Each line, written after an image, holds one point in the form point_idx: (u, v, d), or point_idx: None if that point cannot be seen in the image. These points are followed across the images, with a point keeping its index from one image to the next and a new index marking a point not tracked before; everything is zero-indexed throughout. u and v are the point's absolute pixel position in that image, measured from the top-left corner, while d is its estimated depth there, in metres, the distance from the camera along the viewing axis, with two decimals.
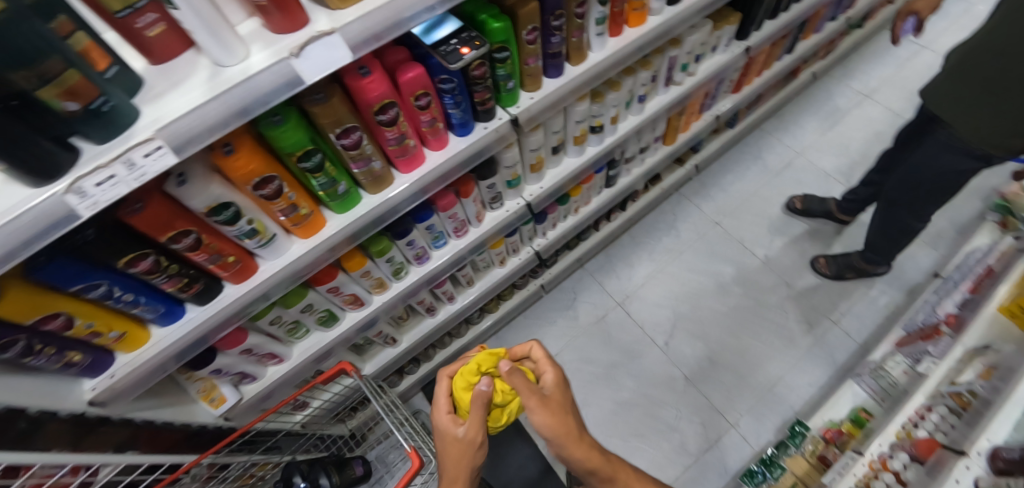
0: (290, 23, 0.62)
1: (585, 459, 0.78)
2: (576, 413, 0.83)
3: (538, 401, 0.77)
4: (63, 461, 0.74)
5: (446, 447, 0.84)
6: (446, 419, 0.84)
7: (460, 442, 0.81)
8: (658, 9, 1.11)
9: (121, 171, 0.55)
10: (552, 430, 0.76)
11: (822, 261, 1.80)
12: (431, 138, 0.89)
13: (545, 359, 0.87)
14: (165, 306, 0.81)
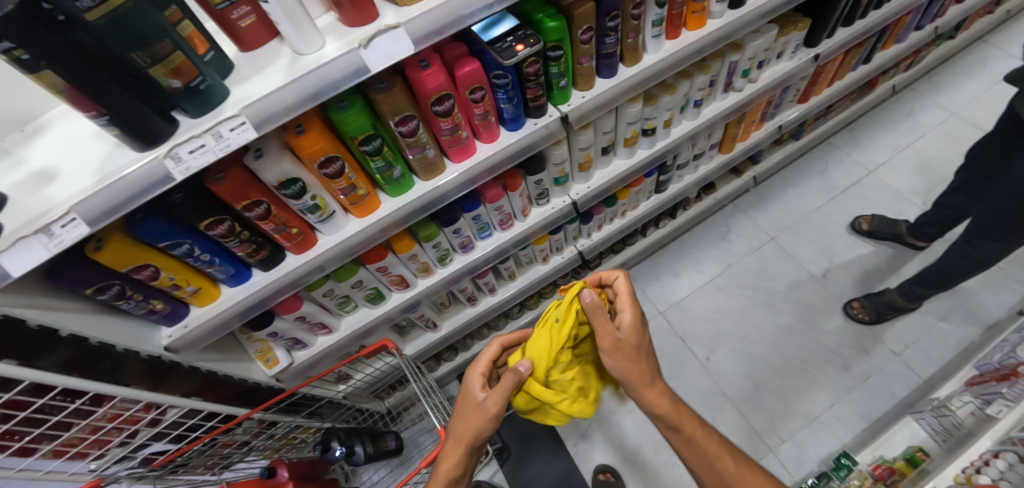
0: (361, 17, 0.68)
1: (655, 402, 0.82)
2: (648, 359, 0.84)
3: (610, 345, 0.82)
4: (137, 397, 0.86)
5: (464, 407, 0.87)
6: (477, 379, 0.88)
7: (479, 409, 0.84)
8: (718, 13, 1.10)
9: (210, 142, 0.63)
10: (623, 371, 0.82)
11: (856, 306, 1.67)
12: (483, 131, 0.93)
13: (626, 296, 0.86)
14: (235, 268, 0.90)
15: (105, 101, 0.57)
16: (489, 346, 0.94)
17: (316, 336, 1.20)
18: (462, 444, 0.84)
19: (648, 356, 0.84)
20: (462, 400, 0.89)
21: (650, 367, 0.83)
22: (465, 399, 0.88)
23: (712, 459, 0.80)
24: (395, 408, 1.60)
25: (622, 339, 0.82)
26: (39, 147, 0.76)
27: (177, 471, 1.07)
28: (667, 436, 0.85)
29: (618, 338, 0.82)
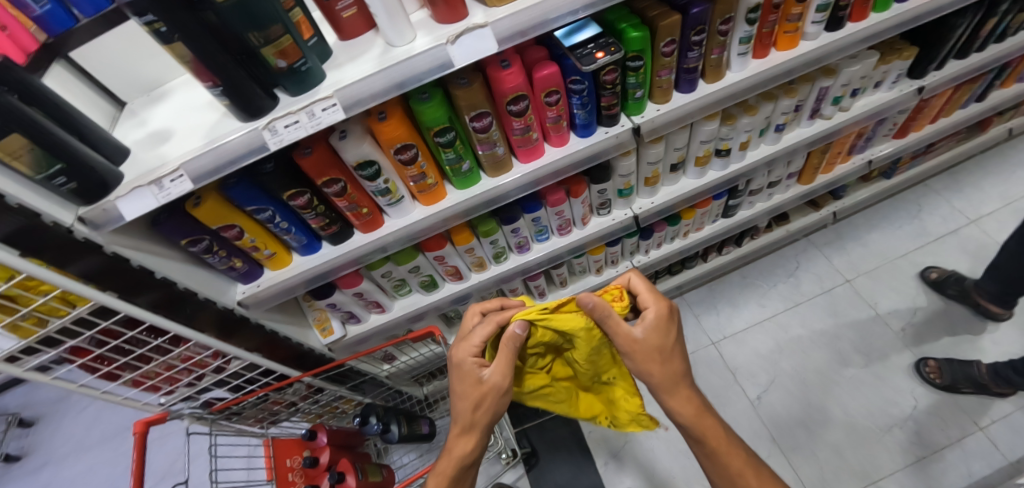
0: (452, 15, 0.71)
1: (676, 411, 0.81)
2: (676, 360, 0.81)
3: (630, 348, 0.79)
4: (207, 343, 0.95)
5: (463, 388, 0.85)
6: (470, 363, 0.84)
7: (483, 386, 0.83)
8: (812, 34, 1.04)
9: (303, 118, 0.68)
10: (644, 373, 0.80)
11: (931, 366, 1.51)
12: (553, 134, 0.94)
13: (648, 292, 0.83)
14: (307, 238, 0.97)
15: (221, 74, 0.64)
16: (485, 324, 0.85)
17: (370, 313, 1.25)
18: (475, 429, 0.85)
19: (674, 358, 0.81)
20: (457, 377, 0.87)
21: (676, 370, 0.80)
22: (462, 381, 0.85)
23: (732, 473, 0.78)
24: (431, 396, 1.63)
25: (643, 338, 0.79)
26: (159, 111, 0.86)
27: (231, 419, 1.17)
28: (691, 446, 0.83)
29: (637, 339, 0.79)
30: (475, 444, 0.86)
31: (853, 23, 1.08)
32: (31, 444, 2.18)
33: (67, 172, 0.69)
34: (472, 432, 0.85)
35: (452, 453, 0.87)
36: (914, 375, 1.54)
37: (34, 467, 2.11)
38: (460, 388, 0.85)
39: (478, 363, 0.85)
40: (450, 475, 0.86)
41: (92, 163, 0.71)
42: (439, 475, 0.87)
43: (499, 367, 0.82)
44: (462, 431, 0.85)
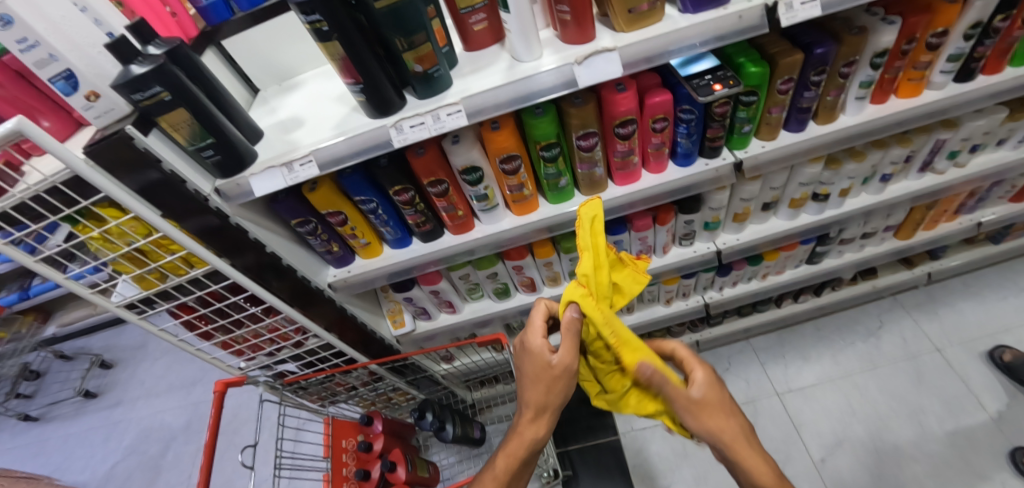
0: (580, 36, 0.73)
1: (757, 474, 0.72)
2: (738, 416, 0.75)
3: (688, 410, 0.74)
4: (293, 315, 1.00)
5: (534, 370, 0.82)
6: (539, 344, 0.81)
7: (552, 371, 0.79)
8: (939, 83, 0.99)
9: (428, 121, 0.73)
10: (712, 431, 0.74)
11: None
12: (652, 161, 0.95)
13: (690, 357, 0.79)
14: (401, 233, 1.01)
15: (364, 73, 0.68)
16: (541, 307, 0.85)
17: (440, 312, 1.29)
18: (547, 411, 0.83)
19: (736, 413, 0.76)
20: (527, 359, 0.84)
21: (741, 426, 0.74)
22: (531, 362, 0.82)
23: None
24: (479, 402, 1.64)
25: (701, 400, 0.74)
26: (291, 100, 0.95)
27: (296, 392, 1.25)
28: None
29: (693, 399, 0.74)
30: (541, 431, 0.85)
31: (985, 76, 1.01)
32: (108, 384, 2.39)
33: (215, 146, 0.76)
34: (539, 418, 0.84)
35: (522, 436, 0.85)
36: (1010, 464, 1.38)
37: (107, 405, 2.31)
38: (529, 371, 0.83)
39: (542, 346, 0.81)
40: (514, 461, 0.86)
41: (235, 141, 0.78)
42: (501, 461, 0.87)
43: (567, 351, 0.78)
44: (530, 417, 0.84)
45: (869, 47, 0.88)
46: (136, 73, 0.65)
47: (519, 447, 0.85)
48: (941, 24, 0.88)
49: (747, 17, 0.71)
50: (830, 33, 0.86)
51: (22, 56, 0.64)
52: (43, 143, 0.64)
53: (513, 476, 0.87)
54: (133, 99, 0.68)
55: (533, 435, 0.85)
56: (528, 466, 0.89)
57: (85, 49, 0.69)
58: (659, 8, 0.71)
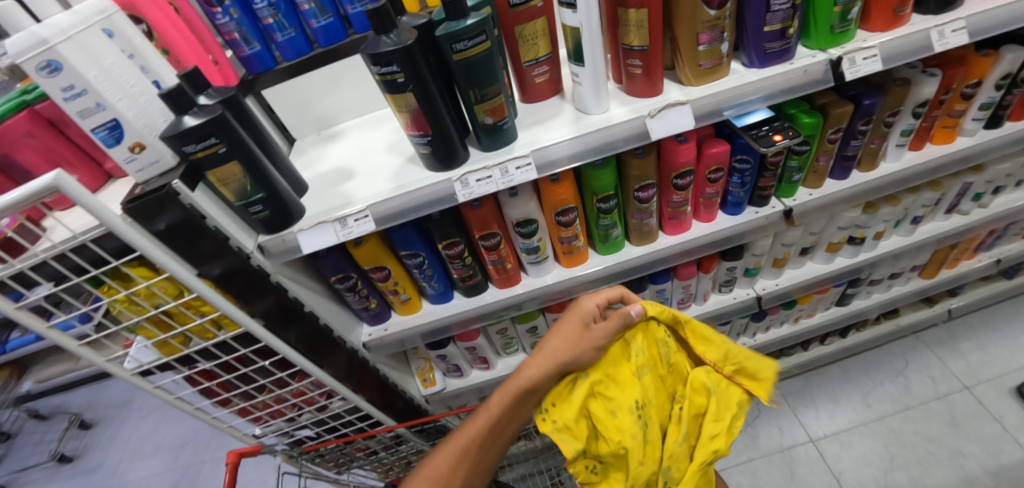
0: (648, 89, 0.72)
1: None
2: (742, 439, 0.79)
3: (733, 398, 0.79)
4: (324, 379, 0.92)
5: (566, 327, 0.78)
6: (592, 306, 0.78)
7: (586, 335, 0.76)
8: (970, 130, 1.02)
9: (495, 174, 0.69)
10: None
11: None
12: (703, 210, 0.93)
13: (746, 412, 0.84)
14: (443, 288, 0.96)
15: (433, 123, 0.66)
16: (612, 286, 0.80)
17: (472, 368, 1.22)
18: (553, 364, 0.76)
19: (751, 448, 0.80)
20: (563, 318, 0.80)
21: None
22: (568, 318, 0.78)
23: None
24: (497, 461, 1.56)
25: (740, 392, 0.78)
26: (333, 150, 0.91)
27: (313, 460, 1.16)
28: None
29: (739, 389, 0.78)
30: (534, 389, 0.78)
31: (1011, 122, 1.05)
32: (86, 446, 2.19)
33: (264, 201, 0.71)
34: (539, 370, 0.77)
35: (521, 374, 0.78)
36: None
37: (84, 470, 2.11)
38: (563, 324, 0.78)
39: (595, 309, 0.78)
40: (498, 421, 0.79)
41: (284, 194, 0.73)
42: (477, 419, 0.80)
43: (614, 319, 0.74)
44: (535, 367, 0.78)
45: (911, 98, 0.89)
46: (191, 125, 0.61)
47: (506, 406, 0.79)
48: (975, 76, 0.91)
49: (812, 71, 0.72)
50: (875, 85, 0.88)
51: (66, 105, 0.60)
52: (77, 197, 0.58)
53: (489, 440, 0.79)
54: (183, 151, 0.64)
55: (524, 391, 0.78)
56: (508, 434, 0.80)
57: (135, 99, 0.65)
58: (725, 63, 0.71)
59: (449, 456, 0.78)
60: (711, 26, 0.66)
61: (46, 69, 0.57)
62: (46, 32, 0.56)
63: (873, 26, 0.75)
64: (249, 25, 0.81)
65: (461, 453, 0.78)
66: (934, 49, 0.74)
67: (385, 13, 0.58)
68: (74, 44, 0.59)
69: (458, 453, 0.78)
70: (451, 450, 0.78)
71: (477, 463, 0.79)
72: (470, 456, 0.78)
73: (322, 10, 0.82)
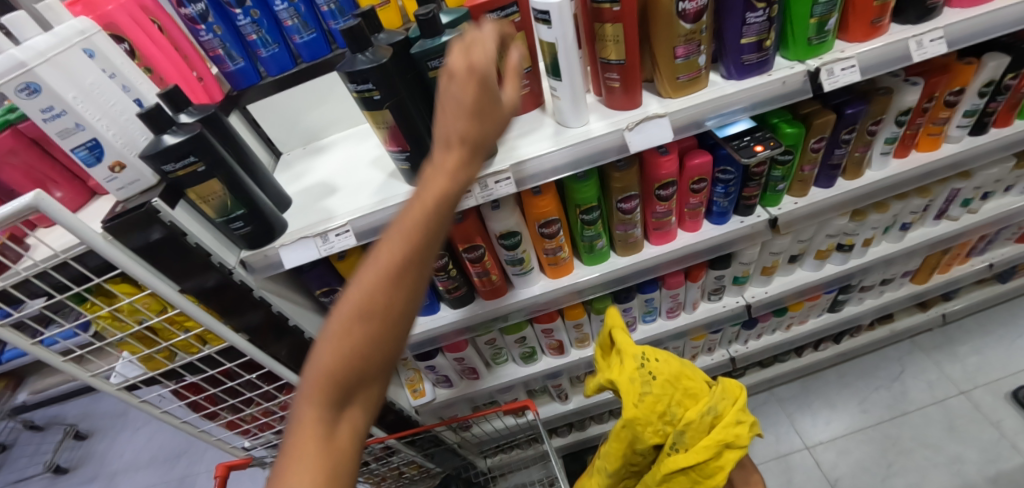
0: (627, 103, 0.72)
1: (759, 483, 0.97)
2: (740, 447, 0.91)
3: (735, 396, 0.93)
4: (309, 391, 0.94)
5: (468, 94, 0.49)
6: (490, 54, 0.50)
7: (496, 103, 0.51)
8: (955, 137, 1.02)
9: (475, 190, 0.70)
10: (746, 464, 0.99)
11: None
12: (688, 220, 0.93)
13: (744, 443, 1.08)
14: (430, 300, 0.96)
15: (411, 138, 0.66)
16: (493, 23, 0.52)
17: (462, 378, 1.22)
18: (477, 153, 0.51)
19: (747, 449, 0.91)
20: (450, 84, 0.49)
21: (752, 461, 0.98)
22: (460, 79, 0.49)
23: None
24: (494, 469, 1.53)
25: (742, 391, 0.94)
26: (318, 164, 0.92)
27: None
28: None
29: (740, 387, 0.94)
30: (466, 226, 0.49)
31: (997, 128, 1.05)
32: (81, 457, 2.19)
33: (245, 217, 0.71)
34: (461, 176, 0.50)
35: (440, 182, 0.49)
36: None
37: (79, 481, 2.10)
38: (460, 97, 0.49)
39: (496, 58, 0.50)
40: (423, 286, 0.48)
41: (266, 210, 0.73)
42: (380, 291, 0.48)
43: (511, 80, 0.52)
44: (452, 172, 0.50)
45: (894, 106, 0.89)
46: (170, 143, 0.62)
47: (419, 249, 0.49)
48: (958, 83, 0.91)
49: (791, 82, 0.73)
50: (858, 94, 0.88)
51: (45, 125, 0.60)
52: (57, 216, 0.59)
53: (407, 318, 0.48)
54: (163, 170, 0.64)
55: (442, 217, 0.50)
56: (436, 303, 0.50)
57: (116, 118, 0.65)
58: (704, 75, 0.71)
59: (344, 350, 0.46)
60: (687, 39, 0.66)
61: (24, 91, 0.57)
62: (24, 55, 0.57)
63: (851, 37, 0.75)
64: (233, 41, 0.82)
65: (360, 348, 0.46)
66: (913, 59, 0.75)
67: (360, 32, 0.59)
68: (53, 66, 0.59)
69: (357, 351, 0.47)
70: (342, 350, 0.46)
71: (387, 348, 0.49)
72: (374, 350, 0.48)
73: (305, 26, 0.83)
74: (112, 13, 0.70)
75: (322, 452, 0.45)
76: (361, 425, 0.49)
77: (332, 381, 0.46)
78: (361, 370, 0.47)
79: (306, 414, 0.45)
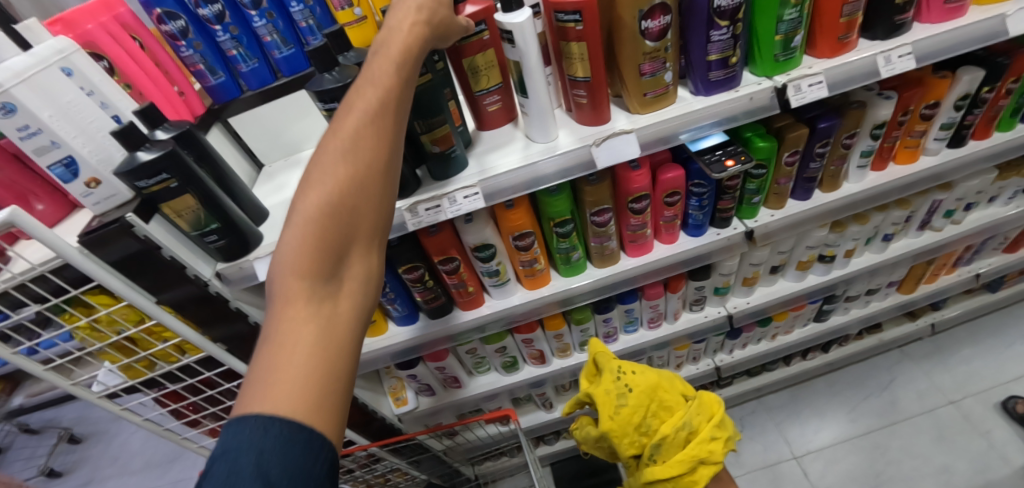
0: (595, 118, 0.73)
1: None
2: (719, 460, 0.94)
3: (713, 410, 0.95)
4: None
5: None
6: None
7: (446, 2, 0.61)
8: (933, 149, 1.02)
9: (444, 204, 0.71)
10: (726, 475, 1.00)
11: None
12: (664, 232, 0.94)
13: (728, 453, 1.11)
14: (409, 310, 0.97)
15: None
16: None
17: (445, 387, 1.23)
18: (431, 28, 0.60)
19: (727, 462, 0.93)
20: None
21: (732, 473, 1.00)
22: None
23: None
24: (482, 476, 1.54)
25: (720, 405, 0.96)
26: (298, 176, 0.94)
27: None
28: None
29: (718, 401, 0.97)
30: (399, 84, 0.55)
31: (975, 141, 1.06)
32: (76, 461, 2.20)
33: (219, 231, 0.73)
34: (417, 37, 0.58)
35: (404, 39, 0.57)
36: None
37: (73, 485, 2.12)
38: None
39: None
40: (374, 142, 0.51)
41: (241, 223, 0.74)
42: (324, 166, 0.48)
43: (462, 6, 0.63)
44: (410, 36, 0.57)
45: (868, 120, 0.90)
46: (144, 160, 0.63)
47: (392, 99, 0.54)
48: (933, 97, 0.92)
49: (759, 99, 0.73)
50: (832, 108, 0.89)
51: (21, 143, 0.61)
52: (33, 231, 0.60)
53: (367, 172, 0.50)
54: (137, 186, 0.65)
55: (402, 73, 0.56)
56: (393, 159, 0.53)
57: (92, 135, 0.67)
58: (672, 91, 0.73)
59: (330, 200, 0.46)
60: (652, 57, 0.67)
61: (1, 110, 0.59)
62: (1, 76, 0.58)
63: (819, 53, 0.76)
64: (214, 56, 0.84)
65: (329, 212, 0.46)
66: (882, 74, 0.75)
67: (326, 52, 0.61)
68: (30, 86, 0.61)
69: (345, 196, 0.47)
70: (309, 225, 0.45)
71: (372, 201, 0.50)
72: (360, 191, 0.48)
73: (285, 41, 0.85)
74: (91, 32, 0.72)
75: (325, 327, 0.42)
76: (357, 284, 0.47)
77: (324, 228, 0.45)
78: (351, 217, 0.47)
79: (293, 299, 0.42)
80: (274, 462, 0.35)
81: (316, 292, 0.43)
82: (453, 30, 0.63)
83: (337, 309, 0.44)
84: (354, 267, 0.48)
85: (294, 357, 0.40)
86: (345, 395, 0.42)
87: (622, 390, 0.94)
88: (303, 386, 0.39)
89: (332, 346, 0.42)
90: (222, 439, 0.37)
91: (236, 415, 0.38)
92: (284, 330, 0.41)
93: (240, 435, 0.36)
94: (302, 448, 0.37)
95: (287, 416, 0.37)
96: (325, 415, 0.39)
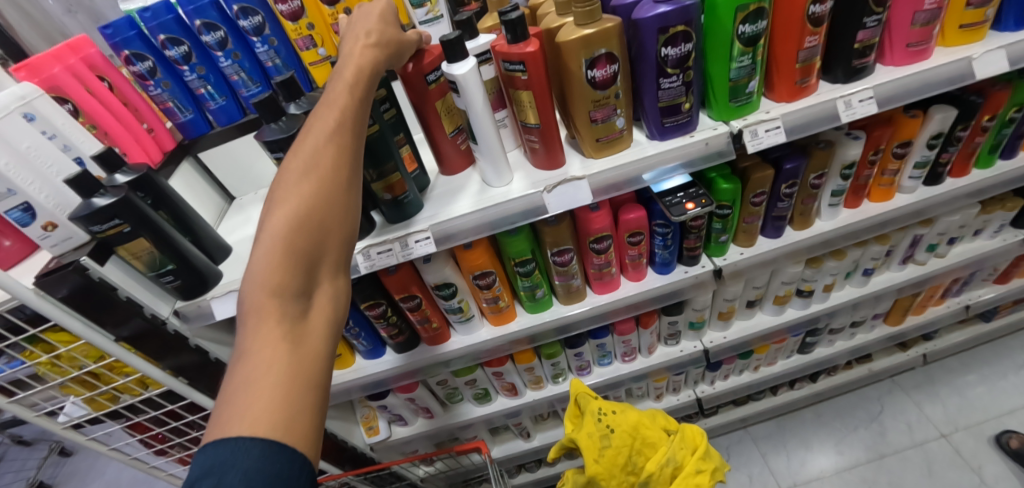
0: (549, 162, 0.73)
1: None
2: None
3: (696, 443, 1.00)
4: None
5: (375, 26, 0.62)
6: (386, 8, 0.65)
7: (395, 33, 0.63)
8: (909, 187, 1.01)
9: (396, 247, 0.71)
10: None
11: None
12: (630, 270, 0.93)
13: None
14: (374, 344, 0.97)
15: None
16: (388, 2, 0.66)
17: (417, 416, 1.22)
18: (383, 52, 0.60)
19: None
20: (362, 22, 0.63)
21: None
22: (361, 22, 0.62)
23: None
24: None
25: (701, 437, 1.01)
26: None
27: None
28: None
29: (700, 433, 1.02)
30: (355, 106, 0.56)
31: (953, 178, 1.04)
32: (65, 474, 2.22)
33: (176, 271, 0.73)
34: (368, 65, 0.58)
35: (355, 66, 0.58)
36: None
37: None
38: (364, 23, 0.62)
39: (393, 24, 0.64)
40: (336, 160, 0.52)
41: (197, 263, 0.75)
42: (287, 184, 0.49)
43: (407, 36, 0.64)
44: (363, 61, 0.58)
45: (837, 160, 0.89)
46: (98, 205, 0.64)
47: (350, 121, 0.55)
48: (903, 136, 0.91)
49: (714, 143, 0.73)
50: (799, 148, 0.88)
51: None
52: None
53: (332, 187, 0.50)
54: (92, 230, 0.66)
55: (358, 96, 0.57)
56: (355, 175, 0.54)
57: (50, 180, 0.68)
58: (626, 136, 0.72)
59: (294, 220, 0.47)
60: (602, 104, 0.67)
61: None
62: None
63: (778, 96, 0.76)
64: (183, 95, 0.85)
65: (296, 229, 0.46)
66: (842, 119, 0.74)
67: (272, 103, 0.62)
68: None
69: (309, 215, 0.48)
70: (276, 242, 0.46)
71: (337, 219, 0.50)
72: (322, 210, 0.49)
73: (251, 80, 0.85)
74: (57, 76, 0.73)
75: (298, 343, 0.42)
76: (326, 303, 0.48)
77: (289, 248, 0.46)
78: (316, 235, 0.48)
79: (266, 317, 0.42)
80: (261, 476, 0.35)
81: (288, 308, 0.44)
82: (401, 56, 0.63)
83: (308, 324, 0.45)
84: (324, 283, 0.48)
85: (270, 373, 0.40)
86: (321, 406, 0.42)
87: (605, 433, 0.98)
88: (281, 398, 0.39)
89: (307, 361, 0.42)
90: (200, 459, 0.36)
91: (214, 433, 0.37)
92: (259, 345, 0.41)
93: (223, 453, 0.35)
94: (282, 464, 0.37)
95: (265, 433, 0.37)
96: (303, 426, 0.39)
